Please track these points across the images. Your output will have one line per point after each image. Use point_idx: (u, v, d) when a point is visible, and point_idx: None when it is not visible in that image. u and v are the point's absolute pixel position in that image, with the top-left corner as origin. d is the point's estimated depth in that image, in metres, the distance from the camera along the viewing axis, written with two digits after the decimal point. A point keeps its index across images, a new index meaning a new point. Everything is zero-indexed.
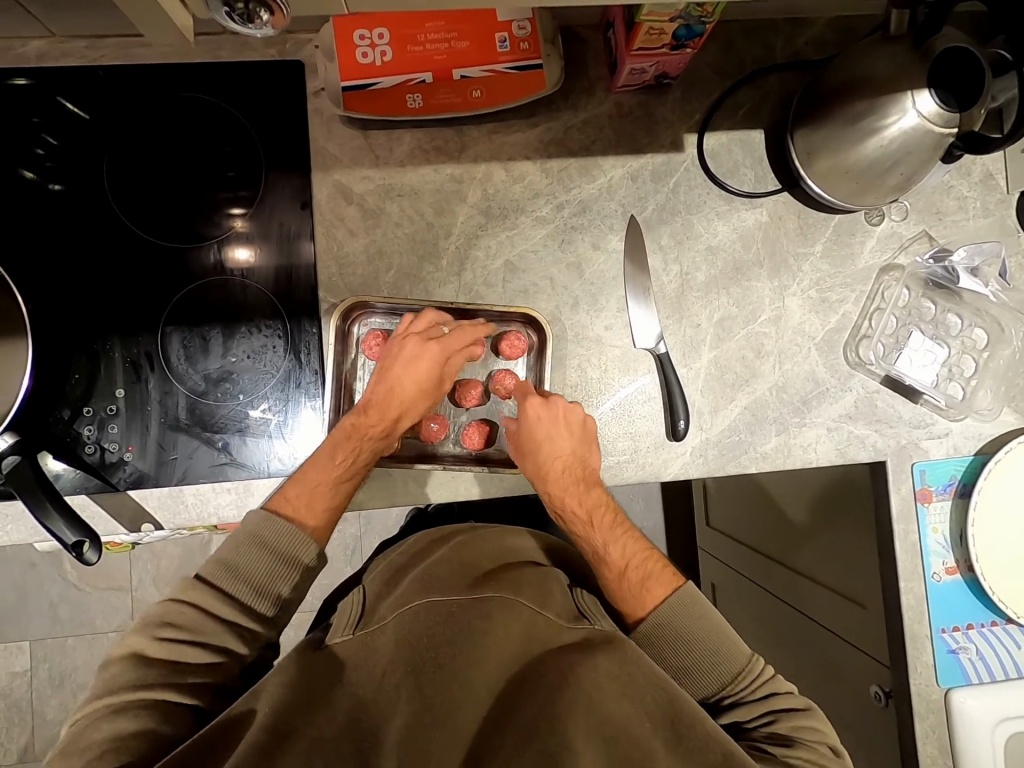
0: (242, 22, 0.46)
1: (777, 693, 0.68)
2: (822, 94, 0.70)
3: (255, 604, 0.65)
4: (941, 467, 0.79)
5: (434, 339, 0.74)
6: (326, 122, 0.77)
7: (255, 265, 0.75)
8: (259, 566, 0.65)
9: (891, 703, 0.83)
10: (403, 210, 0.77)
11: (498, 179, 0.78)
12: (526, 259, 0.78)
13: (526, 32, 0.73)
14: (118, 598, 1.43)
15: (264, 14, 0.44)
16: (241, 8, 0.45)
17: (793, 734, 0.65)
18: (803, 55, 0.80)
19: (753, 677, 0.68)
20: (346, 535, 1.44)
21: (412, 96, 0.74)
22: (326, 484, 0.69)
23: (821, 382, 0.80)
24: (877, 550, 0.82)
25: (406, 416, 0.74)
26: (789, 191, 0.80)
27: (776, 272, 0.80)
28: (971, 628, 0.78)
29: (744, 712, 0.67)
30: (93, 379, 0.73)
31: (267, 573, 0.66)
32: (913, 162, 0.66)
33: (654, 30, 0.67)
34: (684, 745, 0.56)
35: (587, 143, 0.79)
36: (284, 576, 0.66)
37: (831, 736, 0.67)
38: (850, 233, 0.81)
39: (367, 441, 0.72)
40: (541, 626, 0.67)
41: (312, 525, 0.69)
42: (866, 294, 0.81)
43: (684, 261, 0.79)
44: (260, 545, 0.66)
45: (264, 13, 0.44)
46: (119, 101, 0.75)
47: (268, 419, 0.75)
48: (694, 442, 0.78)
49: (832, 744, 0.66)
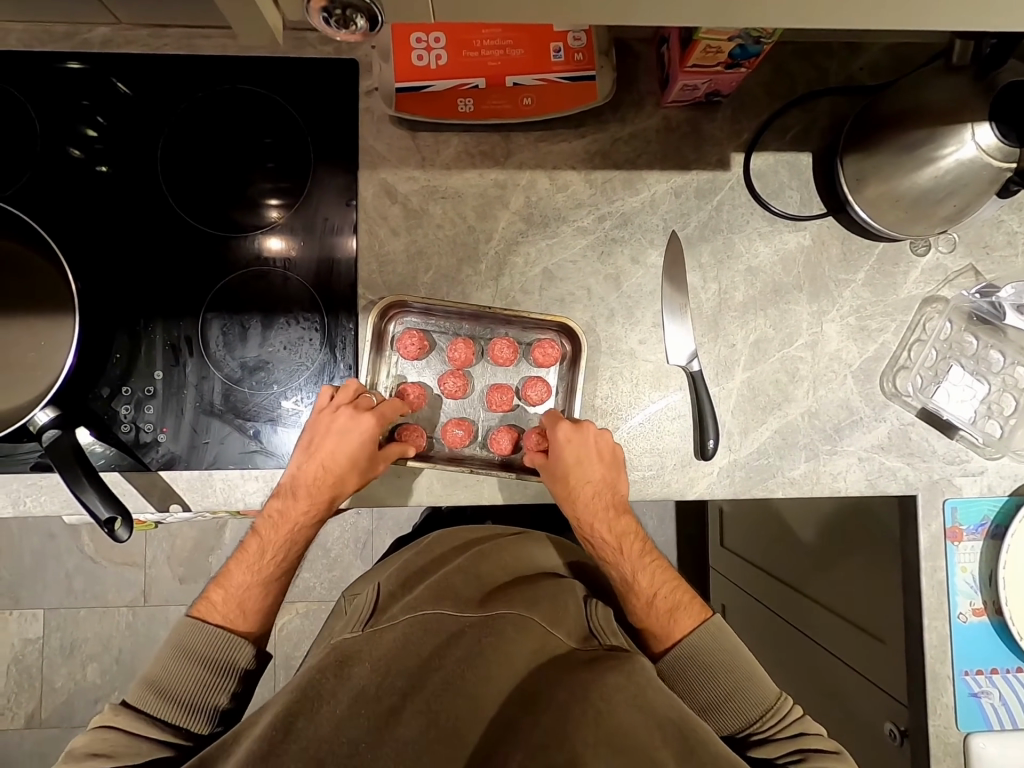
0: (335, 28, 0.41)
1: (805, 734, 0.67)
2: (876, 121, 0.70)
3: (225, 649, 0.68)
4: (974, 505, 0.78)
5: (364, 410, 0.72)
6: (376, 121, 0.78)
7: (296, 258, 0.76)
8: (205, 637, 0.68)
9: (906, 743, 0.82)
10: (446, 212, 0.78)
11: (541, 187, 0.79)
12: (564, 268, 0.78)
13: (581, 43, 0.73)
14: (131, 574, 1.45)
15: (359, 20, 0.41)
16: (336, 14, 0.41)
17: None
18: (857, 80, 0.80)
19: (780, 716, 0.68)
20: (359, 528, 1.45)
21: (463, 100, 0.75)
22: (251, 584, 0.72)
23: (854, 410, 0.79)
24: (902, 585, 0.80)
25: (339, 494, 0.72)
26: (834, 216, 0.79)
27: (816, 296, 0.79)
28: (995, 672, 0.77)
29: (773, 749, 0.66)
30: (134, 359, 0.74)
31: (214, 642, 0.68)
32: (967, 194, 0.65)
33: (711, 48, 0.67)
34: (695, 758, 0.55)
35: (633, 156, 0.79)
36: (234, 645, 0.68)
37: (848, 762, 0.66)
38: (894, 262, 0.80)
39: (290, 530, 0.73)
40: (553, 644, 0.67)
41: (247, 628, 0.71)
42: (906, 325, 0.80)
43: (723, 280, 0.79)
44: (187, 656, 0.67)
45: (362, 19, 0.41)
46: (176, 88, 0.76)
47: (300, 410, 0.75)
48: (722, 462, 0.77)
49: None
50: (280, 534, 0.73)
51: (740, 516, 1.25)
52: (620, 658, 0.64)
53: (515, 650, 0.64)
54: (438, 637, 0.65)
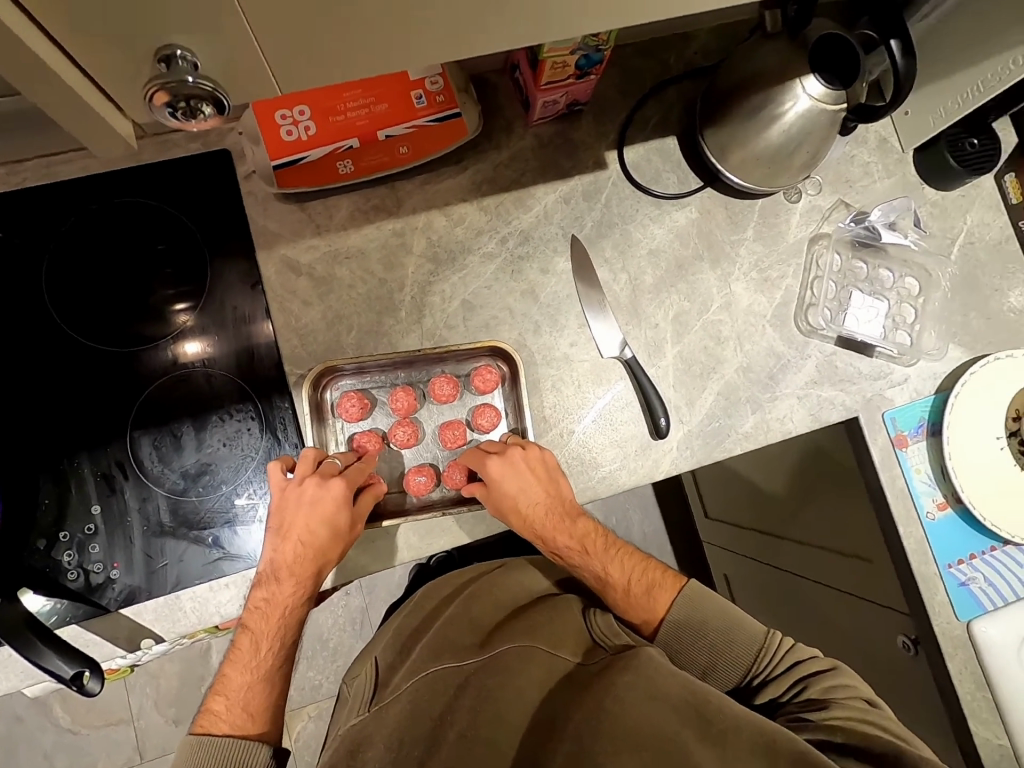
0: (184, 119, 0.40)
1: (800, 661, 0.68)
2: (721, 95, 0.76)
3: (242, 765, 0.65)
4: (909, 411, 0.84)
5: (328, 478, 0.70)
6: (262, 202, 0.78)
7: (214, 354, 0.75)
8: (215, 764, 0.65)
9: (920, 650, 0.85)
10: (353, 271, 0.79)
11: (439, 226, 0.81)
12: (481, 295, 0.80)
13: (439, 85, 0.77)
14: (118, 732, 1.33)
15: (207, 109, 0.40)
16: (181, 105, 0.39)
17: (827, 696, 0.65)
18: (695, 63, 0.87)
19: (772, 653, 0.69)
20: (352, 608, 1.39)
21: (342, 163, 0.76)
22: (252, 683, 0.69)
23: (781, 355, 0.83)
24: (871, 503, 0.85)
25: (325, 565, 0.70)
26: (711, 186, 0.85)
27: (716, 261, 0.84)
28: (975, 557, 0.81)
29: (775, 688, 0.67)
30: (65, 502, 0.70)
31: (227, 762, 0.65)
32: (815, 140, 0.72)
33: (558, 64, 0.72)
34: (714, 731, 0.55)
35: (517, 177, 0.83)
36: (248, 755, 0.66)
37: (865, 689, 0.66)
38: (774, 214, 0.86)
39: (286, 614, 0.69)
40: (559, 666, 0.65)
41: (259, 730, 0.68)
42: (802, 266, 0.86)
43: (631, 268, 0.83)
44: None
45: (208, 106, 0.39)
46: (46, 217, 0.74)
47: (255, 503, 0.73)
48: (679, 436, 0.80)
49: (868, 696, 0.65)
50: (271, 623, 0.69)
51: (714, 484, 1.28)
52: (624, 657, 0.64)
53: (522, 683, 0.63)
54: (445, 695, 0.64)
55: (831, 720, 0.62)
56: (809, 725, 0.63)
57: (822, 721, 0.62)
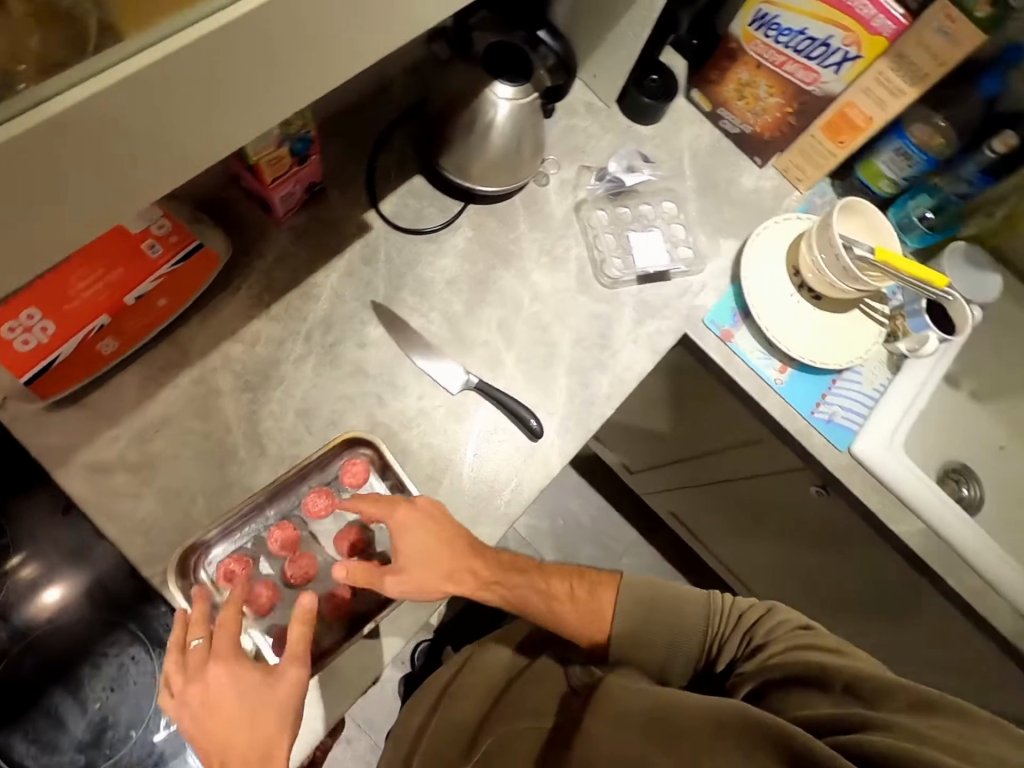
0: None
1: (744, 612, 0.73)
2: (437, 124, 0.81)
3: None
4: (721, 307, 0.94)
5: (210, 660, 0.56)
6: (33, 421, 0.70)
7: (63, 602, 0.75)
8: None
9: (831, 490, 0.96)
10: (171, 440, 0.73)
11: (237, 354, 0.77)
12: (314, 397, 0.77)
13: (167, 227, 0.74)
14: None
15: None
16: None
17: (768, 637, 0.70)
18: (403, 105, 0.91)
19: (720, 614, 0.73)
20: (360, 751, 1.29)
21: (103, 343, 0.70)
22: None
23: (601, 314, 0.90)
24: (733, 394, 0.95)
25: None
26: (471, 203, 0.89)
27: (509, 263, 0.89)
28: (828, 394, 0.94)
29: (726, 651, 0.71)
30: None
31: None
32: (529, 131, 0.79)
33: (272, 160, 0.72)
34: (671, 734, 0.60)
35: (292, 274, 0.81)
36: None
37: (801, 616, 0.72)
38: (535, 201, 0.93)
39: None
40: (541, 734, 0.71)
41: None
42: (579, 232, 0.93)
43: (439, 304, 0.84)
44: None
45: None
46: None
47: (161, 726, 0.73)
48: (555, 426, 0.83)
49: (804, 622, 0.71)
50: None
51: (618, 438, 1.36)
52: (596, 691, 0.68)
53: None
54: None
55: (770, 662, 0.68)
56: (758, 678, 0.68)
57: (771, 670, 0.68)
